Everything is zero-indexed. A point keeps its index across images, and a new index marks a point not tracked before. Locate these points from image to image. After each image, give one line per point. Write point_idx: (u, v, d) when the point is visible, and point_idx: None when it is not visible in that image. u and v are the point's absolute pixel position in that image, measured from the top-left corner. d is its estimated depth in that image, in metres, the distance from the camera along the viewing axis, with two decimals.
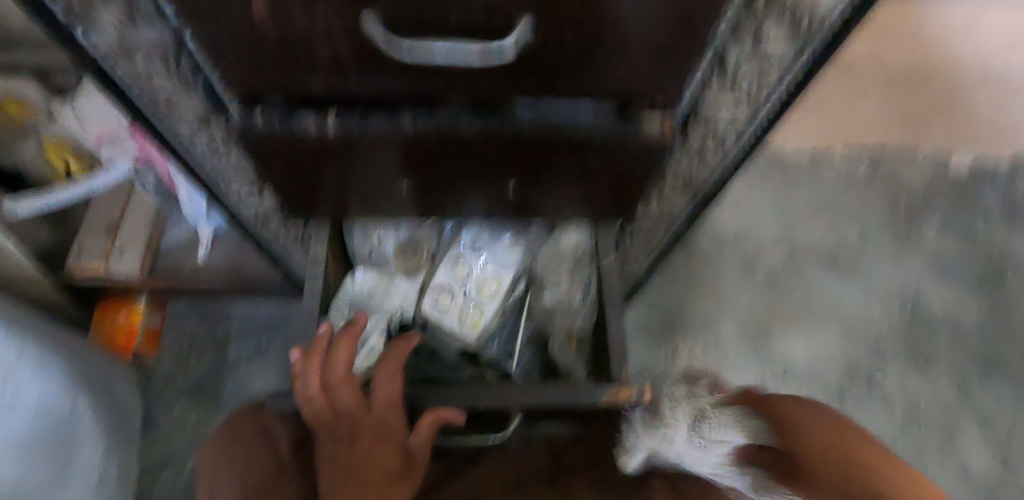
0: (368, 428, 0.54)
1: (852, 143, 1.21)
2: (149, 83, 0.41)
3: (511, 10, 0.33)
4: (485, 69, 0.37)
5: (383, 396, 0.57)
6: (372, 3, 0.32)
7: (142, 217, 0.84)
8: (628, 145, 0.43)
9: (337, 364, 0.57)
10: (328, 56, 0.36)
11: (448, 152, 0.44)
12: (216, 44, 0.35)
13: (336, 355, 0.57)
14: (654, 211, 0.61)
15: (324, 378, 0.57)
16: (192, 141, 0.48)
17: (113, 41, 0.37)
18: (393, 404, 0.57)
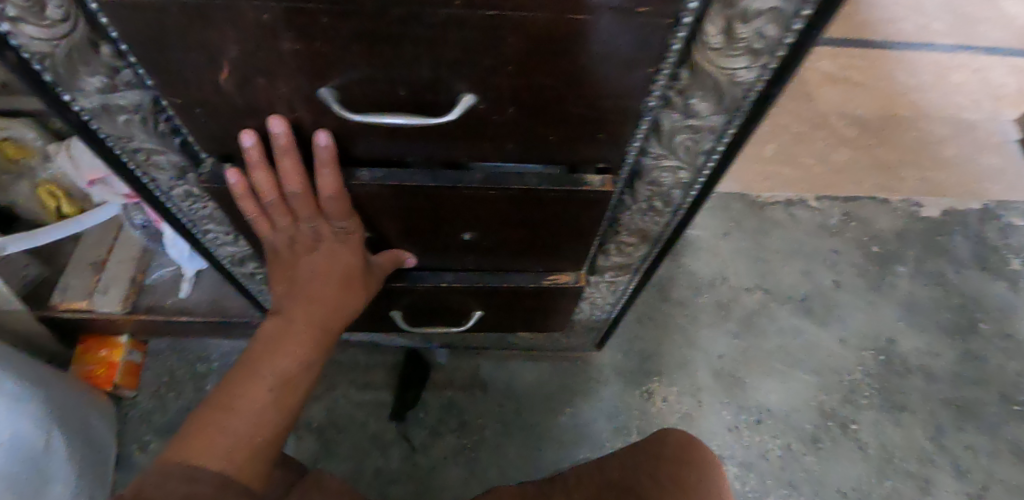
0: (328, 242, 0.49)
1: (825, 194, 1.26)
2: (131, 140, 0.44)
3: (453, 85, 0.36)
4: (434, 135, 0.40)
5: (332, 209, 0.45)
6: (327, 78, 0.35)
7: (128, 255, 0.87)
8: (576, 201, 0.46)
9: (287, 171, 0.42)
10: (290, 122, 0.39)
11: (397, 204, 0.46)
12: (187, 109, 0.38)
13: (283, 157, 0.41)
14: (614, 261, 0.64)
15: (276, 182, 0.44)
16: (170, 191, 0.51)
17: (97, 103, 0.40)
18: (349, 214, 0.47)
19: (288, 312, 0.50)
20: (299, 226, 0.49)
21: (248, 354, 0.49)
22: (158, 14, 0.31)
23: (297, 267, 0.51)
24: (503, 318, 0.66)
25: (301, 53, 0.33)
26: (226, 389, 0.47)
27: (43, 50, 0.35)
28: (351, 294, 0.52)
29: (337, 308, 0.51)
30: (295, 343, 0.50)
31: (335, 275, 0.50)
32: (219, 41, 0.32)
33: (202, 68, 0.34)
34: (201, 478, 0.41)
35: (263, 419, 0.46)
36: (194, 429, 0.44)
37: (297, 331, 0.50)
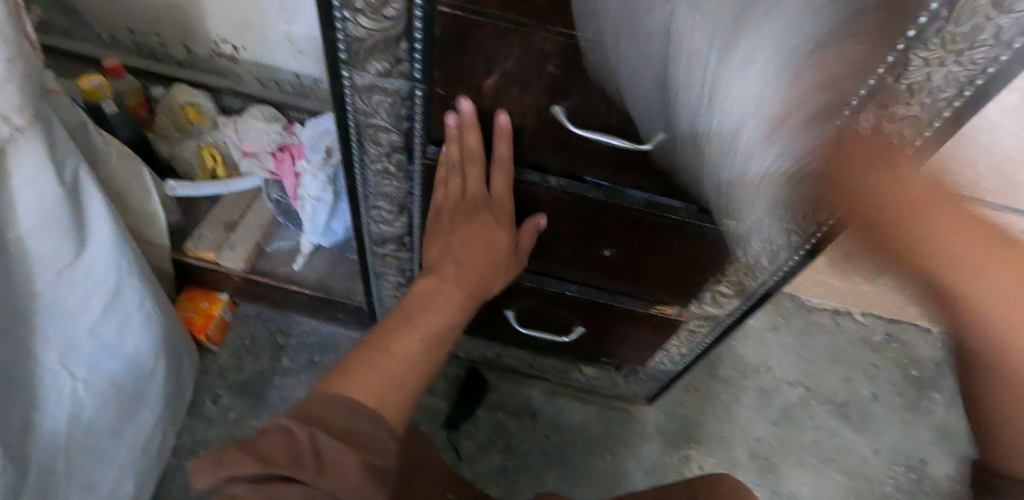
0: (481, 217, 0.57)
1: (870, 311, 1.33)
2: (370, 115, 0.56)
3: (654, 125, 0.47)
4: (620, 159, 0.51)
5: (499, 183, 0.54)
6: (563, 99, 0.47)
7: (257, 223, 0.98)
8: (712, 238, 0.56)
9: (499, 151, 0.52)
10: (515, 126, 0.50)
11: (564, 209, 0.56)
12: (443, 101, 0.49)
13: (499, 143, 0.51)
14: (705, 310, 0.72)
15: (459, 157, 0.54)
16: (370, 164, 0.62)
17: (365, 82, 0.52)
18: (507, 191, 0.55)
19: (441, 276, 0.58)
20: (465, 197, 0.57)
21: (403, 309, 0.56)
22: (476, 30, 0.43)
23: (452, 233, 0.58)
24: (597, 341, 0.75)
25: (557, 76, 0.45)
26: (382, 335, 0.53)
27: (362, 35, 0.48)
28: (490, 268, 0.59)
29: (480, 279, 0.59)
30: (440, 305, 0.57)
31: (484, 245, 0.57)
32: (504, 55, 0.44)
33: (478, 72, 0.46)
34: (361, 412, 0.46)
35: (408, 370, 0.52)
36: (353, 366, 0.50)
37: (444, 296, 0.57)
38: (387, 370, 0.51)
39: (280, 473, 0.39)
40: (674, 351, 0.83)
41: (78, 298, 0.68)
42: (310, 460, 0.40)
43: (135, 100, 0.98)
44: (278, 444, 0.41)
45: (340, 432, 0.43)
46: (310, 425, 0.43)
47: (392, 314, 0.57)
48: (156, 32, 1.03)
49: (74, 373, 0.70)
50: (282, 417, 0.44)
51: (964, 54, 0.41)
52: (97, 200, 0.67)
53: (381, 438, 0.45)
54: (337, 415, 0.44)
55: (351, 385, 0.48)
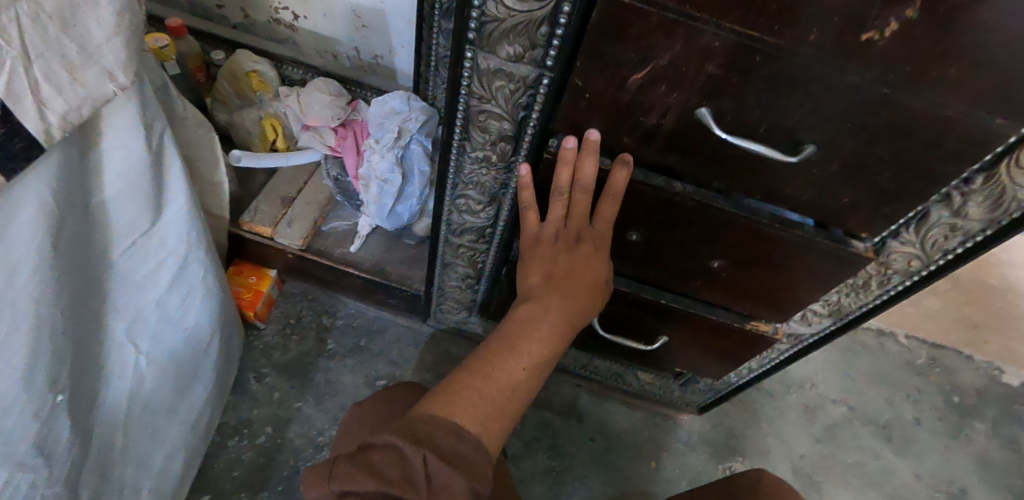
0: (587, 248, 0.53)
1: (913, 334, 1.32)
2: (484, 101, 0.53)
3: (804, 136, 0.44)
4: (756, 170, 0.48)
5: (607, 214, 0.52)
6: (712, 101, 0.44)
7: (315, 199, 0.95)
8: (834, 258, 0.53)
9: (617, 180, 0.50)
10: (650, 127, 0.47)
11: (678, 218, 0.53)
12: (577, 93, 0.47)
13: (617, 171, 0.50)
14: (793, 327, 0.70)
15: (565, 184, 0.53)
16: (469, 151, 0.59)
17: (490, 65, 0.49)
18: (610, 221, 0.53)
19: (545, 304, 0.52)
20: (570, 222, 0.53)
21: (504, 331, 0.51)
22: (639, 19, 0.40)
23: (556, 263, 0.53)
24: (675, 353, 0.73)
25: (714, 77, 0.42)
26: (486, 360, 0.49)
27: (501, 15, 0.45)
28: (593, 298, 0.54)
29: (584, 308, 0.54)
30: (545, 331, 0.51)
31: (587, 275, 0.53)
32: (662, 50, 0.41)
33: (627, 65, 0.43)
34: (465, 437, 0.43)
35: (510, 400, 0.47)
36: (450, 392, 0.46)
37: (551, 323, 0.51)
38: (489, 398, 0.47)
39: (389, 491, 0.38)
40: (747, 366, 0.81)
41: (149, 268, 0.64)
42: (418, 483, 0.39)
43: (194, 64, 0.95)
44: (391, 461, 0.40)
45: (447, 454, 0.41)
46: (422, 446, 0.41)
47: (492, 335, 0.52)
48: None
49: (139, 345, 0.67)
50: (392, 431, 0.42)
51: None
52: (179, 167, 0.63)
53: (483, 462, 0.42)
54: (442, 434, 0.42)
55: (451, 409, 0.45)
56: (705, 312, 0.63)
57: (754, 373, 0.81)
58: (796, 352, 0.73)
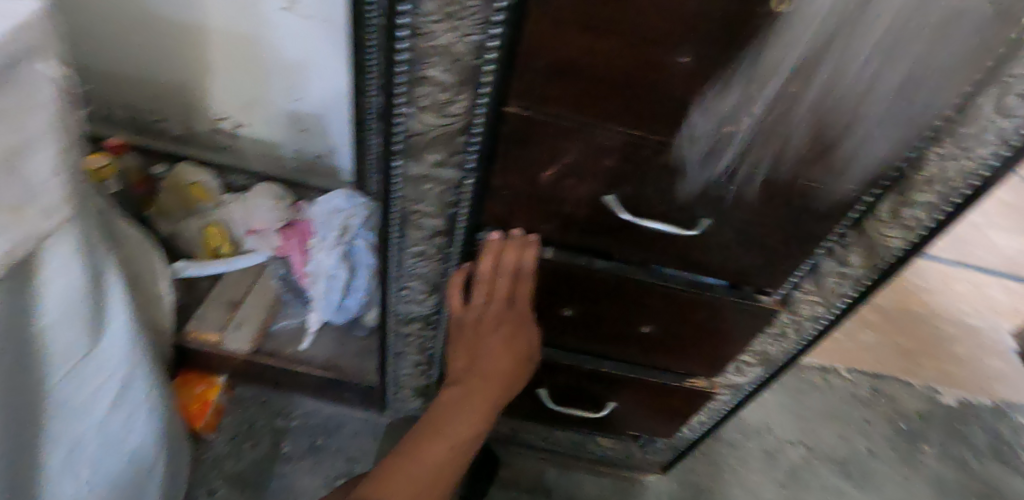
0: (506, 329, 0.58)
1: (855, 368, 1.38)
2: (415, 202, 0.57)
3: (699, 212, 0.50)
4: (665, 244, 0.53)
5: (520, 298, 0.58)
6: (615, 188, 0.49)
7: (262, 301, 0.95)
8: (745, 312, 0.58)
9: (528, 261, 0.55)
10: (566, 214, 0.52)
11: (604, 292, 0.58)
12: (497, 190, 0.51)
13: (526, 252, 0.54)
14: (730, 379, 0.73)
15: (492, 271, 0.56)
16: (407, 246, 0.63)
17: (417, 172, 0.54)
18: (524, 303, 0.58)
19: (465, 387, 0.60)
20: (488, 310, 0.58)
21: (433, 415, 0.60)
22: (540, 127, 0.46)
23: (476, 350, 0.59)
24: (626, 418, 0.75)
25: (613, 169, 0.48)
26: (417, 440, 0.58)
27: (421, 128, 0.50)
28: (513, 375, 0.60)
29: (505, 385, 0.61)
30: (469, 412, 0.59)
31: (506, 359, 0.59)
32: (565, 151, 0.47)
33: (537, 165, 0.49)
34: None
35: (438, 476, 0.57)
36: (384, 476, 0.56)
37: (473, 405, 0.59)
38: (417, 480, 0.56)
39: None
40: (695, 423, 0.84)
41: (88, 395, 0.63)
42: None
43: (136, 178, 0.97)
44: None
45: None
46: None
47: (425, 416, 0.61)
48: (158, 111, 1.03)
49: (75, 473, 0.66)
50: None
51: (970, 153, 0.46)
52: (119, 289, 0.64)
53: None
54: None
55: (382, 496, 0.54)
56: (647, 377, 0.66)
57: (705, 427, 0.85)
58: (737, 404, 0.77)
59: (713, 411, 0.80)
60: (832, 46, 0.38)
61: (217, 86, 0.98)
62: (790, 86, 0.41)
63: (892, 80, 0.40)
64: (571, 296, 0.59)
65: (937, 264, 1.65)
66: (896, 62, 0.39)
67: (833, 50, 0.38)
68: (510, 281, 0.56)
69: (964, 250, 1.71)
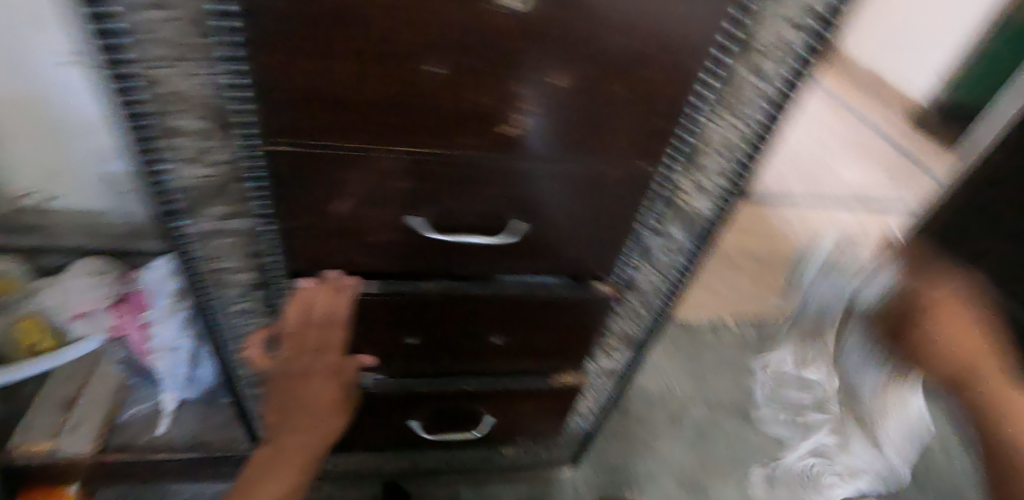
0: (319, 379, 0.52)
1: (740, 318, 1.40)
2: (215, 260, 0.52)
3: (509, 216, 0.49)
4: (486, 252, 0.52)
5: (334, 342, 0.52)
6: (416, 209, 0.47)
7: (102, 392, 0.85)
8: (582, 303, 0.58)
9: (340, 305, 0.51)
10: (375, 242, 0.49)
11: (439, 312, 0.55)
12: (293, 233, 0.48)
13: (334, 298, 0.50)
14: (602, 365, 0.74)
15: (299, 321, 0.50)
16: (226, 308, 0.57)
17: (204, 229, 0.49)
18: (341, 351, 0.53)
19: (277, 445, 0.52)
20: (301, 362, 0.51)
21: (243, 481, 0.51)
22: (311, 161, 0.42)
23: (289, 410, 0.52)
24: (508, 429, 0.74)
25: (406, 191, 0.45)
26: None
27: (188, 183, 0.45)
28: (333, 418, 0.55)
29: (324, 433, 0.54)
30: (286, 469, 0.52)
31: (324, 407, 0.53)
32: (348, 181, 0.44)
33: (325, 200, 0.45)
34: None
35: None
36: None
37: (290, 462, 0.52)
38: None
39: None
40: (583, 414, 0.84)
41: None
42: None
43: None
44: None
45: None
46: None
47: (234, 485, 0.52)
48: None
49: None
50: None
51: (739, 115, 0.49)
52: None
53: None
54: None
55: None
56: (510, 386, 0.65)
57: (596, 415, 0.85)
58: (614, 387, 0.78)
59: (595, 399, 0.80)
60: (571, 38, 0.38)
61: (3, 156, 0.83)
62: (552, 79, 0.40)
63: (646, 56, 0.40)
64: (408, 324, 0.56)
65: (794, 201, 1.69)
66: (640, 23, 0.38)
67: (573, 42, 0.38)
68: (323, 329, 0.51)
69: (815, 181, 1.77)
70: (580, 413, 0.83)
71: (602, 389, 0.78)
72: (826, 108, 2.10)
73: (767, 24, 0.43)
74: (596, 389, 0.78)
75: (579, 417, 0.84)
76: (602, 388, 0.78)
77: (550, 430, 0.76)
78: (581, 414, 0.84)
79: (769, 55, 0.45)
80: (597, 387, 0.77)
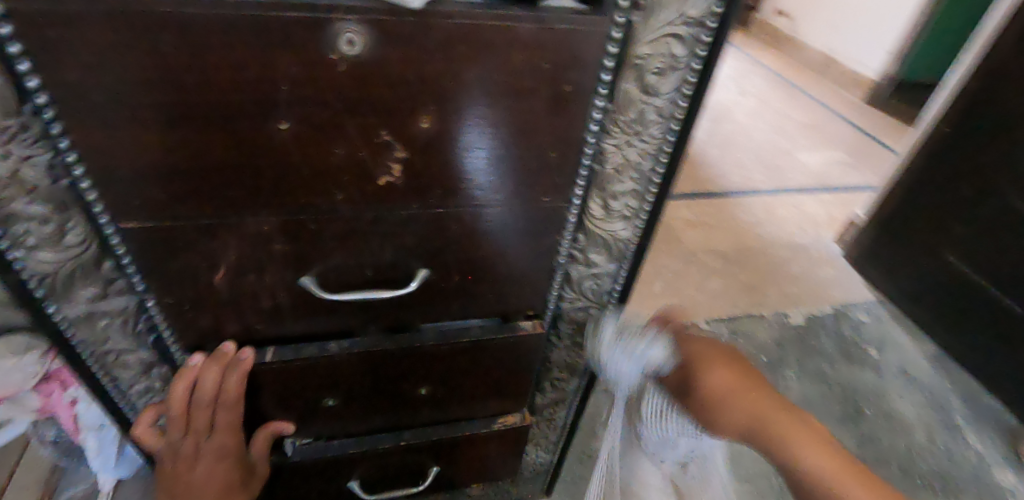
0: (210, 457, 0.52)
1: (712, 316, 1.26)
2: (103, 343, 0.48)
3: (411, 264, 0.46)
4: (394, 304, 0.48)
5: (227, 420, 0.50)
6: (305, 269, 0.43)
7: (35, 477, 0.80)
8: (513, 346, 0.55)
9: (232, 384, 0.48)
10: (269, 307, 0.46)
11: (355, 371, 0.52)
12: (176, 308, 0.44)
13: (223, 376, 0.47)
14: (552, 399, 0.70)
15: (188, 396, 0.48)
16: (127, 389, 0.53)
17: (81, 312, 0.45)
18: (236, 428, 0.51)
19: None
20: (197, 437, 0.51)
21: None
22: (174, 234, 0.39)
23: (182, 481, 0.52)
24: (459, 476, 0.70)
25: (289, 253, 0.42)
26: None
27: (49, 267, 0.41)
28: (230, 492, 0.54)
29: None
30: None
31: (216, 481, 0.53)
32: (221, 249, 0.41)
33: (203, 271, 0.42)
34: None
35: None
36: None
37: None
38: None
39: None
40: (544, 449, 0.80)
41: None
42: None
43: None
44: None
45: None
46: None
47: None
48: None
49: None
50: None
51: (643, 134, 0.44)
52: None
53: None
54: None
55: None
56: (450, 435, 0.62)
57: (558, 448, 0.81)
58: (569, 417, 0.74)
59: (552, 431, 0.76)
60: (426, 78, 0.35)
61: None
62: (420, 123, 0.37)
63: (517, 89, 0.37)
64: (324, 386, 0.52)
65: (760, 195, 1.61)
66: (501, 53, 0.35)
67: (430, 82, 0.35)
68: (212, 407, 0.49)
69: (778, 173, 1.71)
70: (540, 448, 0.80)
71: (556, 421, 0.74)
72: (783, 97, 2.09)
73: (653, 37, 0.39)
74: (550, 421, 0.74)
75: (539, 451, 0.80)
76: (556, 420, 0.74)
77: (504, 472, 0.72)
78: (540, 449, 0.80)
79: (663, 71, 0.40)
80: (551, 419, 0.74)
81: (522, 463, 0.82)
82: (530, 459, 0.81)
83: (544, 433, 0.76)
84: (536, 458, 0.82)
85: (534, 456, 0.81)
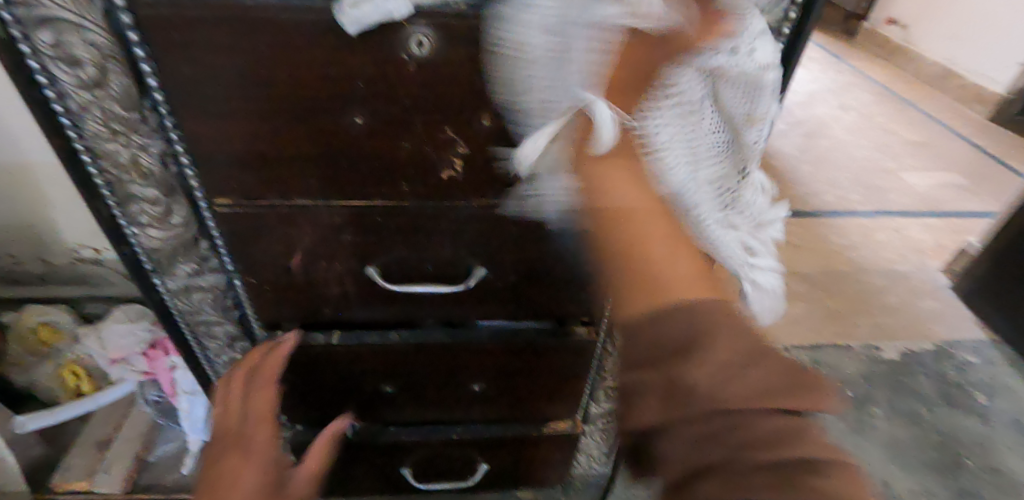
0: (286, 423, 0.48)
1: (791, 342, 1.18)
2: (197, 314, 0.54)
3: (469, 262, 0.47)
4: (451, 300, 0.50)
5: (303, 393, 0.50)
6: (371, 259, 0.46)
7: (136, 432, 0.90)
8: (568, 350, 0.55)
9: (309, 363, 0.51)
10: (337, 294, 0.49)
11: (413, 361, 0.54)
12: (257, 287, 0.48)
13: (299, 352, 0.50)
14: (606, 410, 0.69)
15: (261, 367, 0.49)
16: (215, 358, 0.59)
17: (180, 284, 0.51)
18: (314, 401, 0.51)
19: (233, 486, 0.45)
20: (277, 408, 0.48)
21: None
22: (258, 220, 0.43)
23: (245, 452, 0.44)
24: (509, 475, 0.71)
25: (357, 244, 0.45)
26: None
27: (156, 244, 0.47)
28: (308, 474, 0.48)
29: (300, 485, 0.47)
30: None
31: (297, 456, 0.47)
32: (298, 235, 0.44)
33: (281, 255, 0.45)
34: None
35: None
36: None
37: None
38: None
39: None
40: (597, 462, 0.79)
41: None
42: None
43: None
44: None
45: None
46: None
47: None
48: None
49: None
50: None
51: None
52: None
53: None
54: None
55: None
56: (501, 434, 0.63)
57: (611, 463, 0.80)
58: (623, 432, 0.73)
59: (604, 443, 0.75)
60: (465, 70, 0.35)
61: (59, 213, 0.90)
62: (482, 120, 0.38)
63: None
64: (383, 373, 0.55)
65: (857, 217, 1.49)
66: None
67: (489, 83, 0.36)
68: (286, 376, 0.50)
69: (880, 195, 1.57)
70: (593, 459, 0.79)
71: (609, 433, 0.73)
72: (889, 112, 1.93)
73: None
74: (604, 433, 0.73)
75: (591, 462, 0.80)
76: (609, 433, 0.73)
77: (554, 478, 0.72)
78: (593, 461, 0.79)
79: None
80: (604, 430, 0.73)
81: (573, 472, 0.82)
82: (582, 470, 0.80)
83: (598, 444, 0.76)
84: (588, 471, 0.81)
85: (585, 468, 0.81)
